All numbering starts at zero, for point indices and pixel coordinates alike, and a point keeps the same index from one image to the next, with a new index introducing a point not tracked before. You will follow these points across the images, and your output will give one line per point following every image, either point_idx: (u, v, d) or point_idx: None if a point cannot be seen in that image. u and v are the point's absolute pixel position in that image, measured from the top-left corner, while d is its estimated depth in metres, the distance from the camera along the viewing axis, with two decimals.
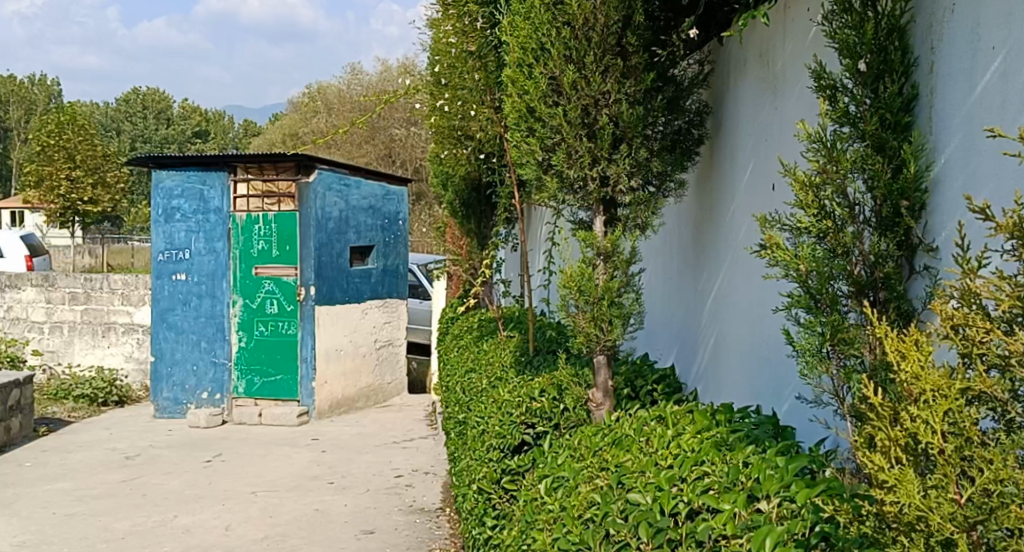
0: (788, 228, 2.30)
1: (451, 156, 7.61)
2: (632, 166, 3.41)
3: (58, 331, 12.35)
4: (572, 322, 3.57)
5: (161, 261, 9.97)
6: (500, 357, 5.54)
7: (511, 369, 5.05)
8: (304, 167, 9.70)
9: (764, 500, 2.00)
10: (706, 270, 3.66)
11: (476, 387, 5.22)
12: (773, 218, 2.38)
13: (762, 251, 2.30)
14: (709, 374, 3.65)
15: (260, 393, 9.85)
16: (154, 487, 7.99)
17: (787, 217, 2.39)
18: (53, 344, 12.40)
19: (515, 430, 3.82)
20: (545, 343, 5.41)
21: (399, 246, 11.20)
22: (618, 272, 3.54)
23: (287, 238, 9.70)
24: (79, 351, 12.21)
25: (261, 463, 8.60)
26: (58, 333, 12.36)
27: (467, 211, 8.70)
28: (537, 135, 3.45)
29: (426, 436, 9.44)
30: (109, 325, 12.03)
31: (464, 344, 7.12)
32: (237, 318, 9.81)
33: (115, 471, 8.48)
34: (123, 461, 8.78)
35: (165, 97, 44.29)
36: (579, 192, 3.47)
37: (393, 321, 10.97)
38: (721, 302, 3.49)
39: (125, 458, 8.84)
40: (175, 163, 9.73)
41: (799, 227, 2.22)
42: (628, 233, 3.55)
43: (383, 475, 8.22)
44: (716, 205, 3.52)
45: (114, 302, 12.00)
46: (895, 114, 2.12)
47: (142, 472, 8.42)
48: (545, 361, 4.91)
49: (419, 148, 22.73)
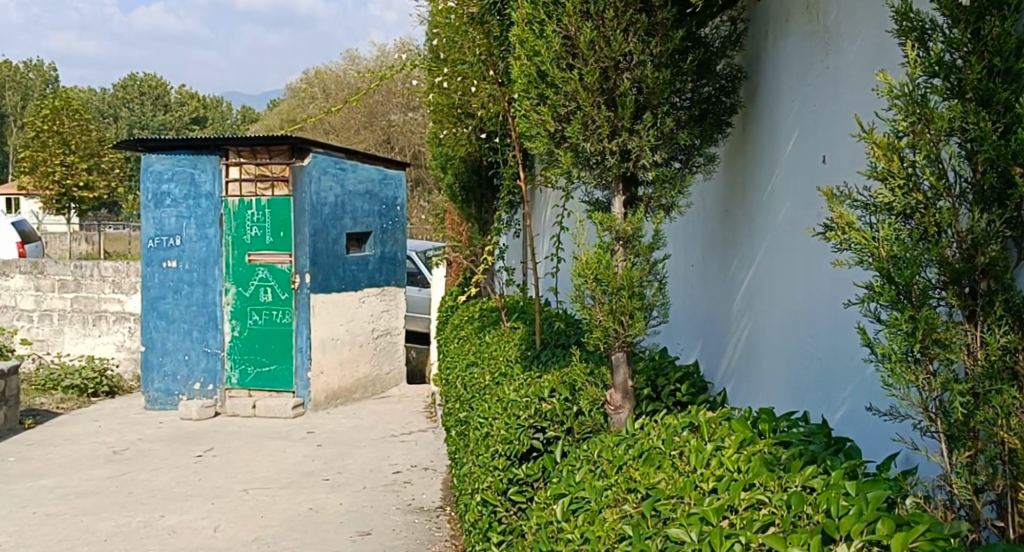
0: (872, 207, 1.96)
1: (451, 136, 7.21)
2: (656, 138, 3.03)
3: (47, 320, 11.95)
4: (588, 316, 3.18)
5: (150, 248, 9.57)
6: (507, 351, 5.13)
7: (517, 364, 4.66)
8: (299, 150, 9.27)
9: (845, 543, 1.62)
10: (737, 256, 3.27)
11: (478, 383, 4.83)
12: (843, 193, 2.02)
13: (837, 235, 1.96)
14: (738, 375, 3.27)
15: (254, 384, 9.48)
16: (141, 484, 7.61)
17: (860, 191, 2.03)
18: (42, 333, 12.00)
19: (521, 434, 3.46)
20: (554, 336, 4.99)
21: (397, 233, 10.77)
22: (639, 259, 3.16)
23: (281, 224, 9.29)
24: (69, 341, 11.82)
25: (253, 458, 8.21)
26: (48, 321, 11.96)
27: (467, 195, 8.33)
28: (549, 103, 3.07)
29: (426, 429, 9.05)
30: (100, 313, 11.62)
31: (466, 335, 6.73)
32: (230, 306, 9.42)
33: (101, 467, 8.10)
34: (110, 455, 8.40)
35: (162, 83, 43.75)
36: (595, 168, 3.09)
37: (391, 310, 10.57)
38: (755, 293, 3.10)
39: (112, 453, 8.46)
40: (164, 147, 9.32)
41: (885, 205, 1.89)
42: (650, 215, 3.16)
43: (380, 471, 7.84)
44: (749, 182, 3.13)
45: (104, 290, 11.60)
46: (1005, 59, 1.75)
47: (130, 467, 8.04)
48: (555, 356, 4.50)
49: (418, 132, 22.27)
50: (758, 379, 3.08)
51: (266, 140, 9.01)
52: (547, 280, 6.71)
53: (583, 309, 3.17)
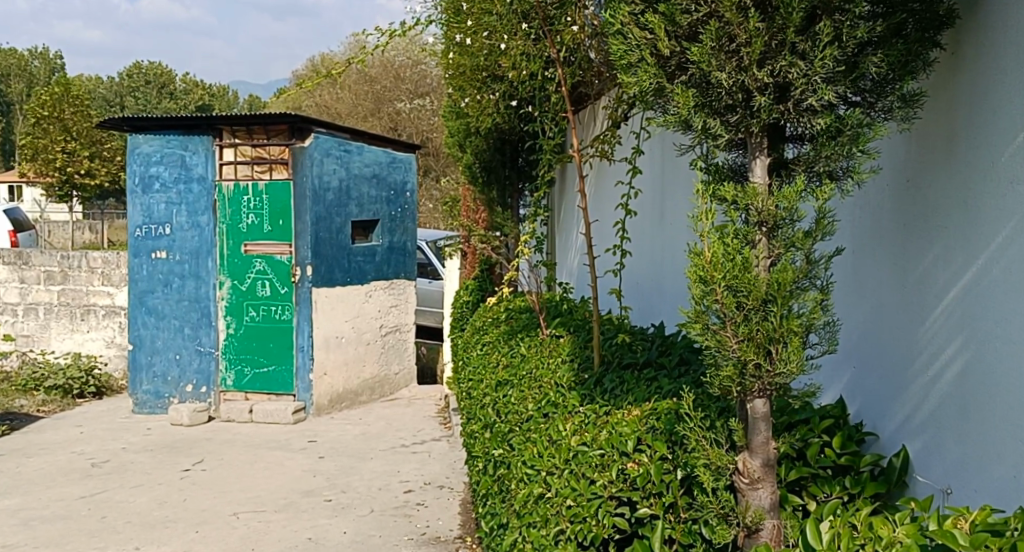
0: None
1: (475, 105, 6.07)
2: (837, 65, 1.92)
3: (32, 313, 10.86)
4: (714, 345, 2.08)
5: (138, 237, 8.49)
6: (556, 373, 3.98)
7: (572, 392, 3.56)
8: (299, 130, 8.14)
9: None
10: (938, 249, 2.14)
11: (520, 413, 3.75)
12: None
13: None
14: (934, 441, 2.16)
15: (251, 386, 8.39)
16: (117, 507, 6.50)
17: None
18: (27, 328, 10.91)
19: (596, 506, 2.43)
20: (617, 352, 3.86)
21: (407, 222, 9.60)
22: (798, 255, 2.07)
23: (280, 211, 8.18)
24: (56, 336, 10.73)
25: (246, 473, 7.11)
26: (33, 316, 10.87)
27: (489, 176, 7.26)
28: (664, 9, 1.98)
29: (440, 438, 7.94)
30: (88, 307, 10.53)
31: (494, 339, 5.64)
32: (225, 301, 8.32)
33: (75, 483, 7.01)
34: (87, 469, 7.31)
35: (167, 70, 42.55)
36: (728, 115, 2.00)
37: (400, 305, 9.45)
38: (990, 304, 1.98)
39: (90, 466, 7.37)
40: (152, 126, 8.23)
41: None
42: (811, 189, 2.05)
43: (389, 491, 6.72)
44: (974, 135, 2.01)
45: (93, 282, 10.50)
46: None
47: (108, 485, 6.95)
48: (628, 384, 3.37)
49: (426, 119, 21.06)
50: (992, 453, 1.97)
51: (263, 118, 7.92)
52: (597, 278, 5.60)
53: (704, 336, 2.08)
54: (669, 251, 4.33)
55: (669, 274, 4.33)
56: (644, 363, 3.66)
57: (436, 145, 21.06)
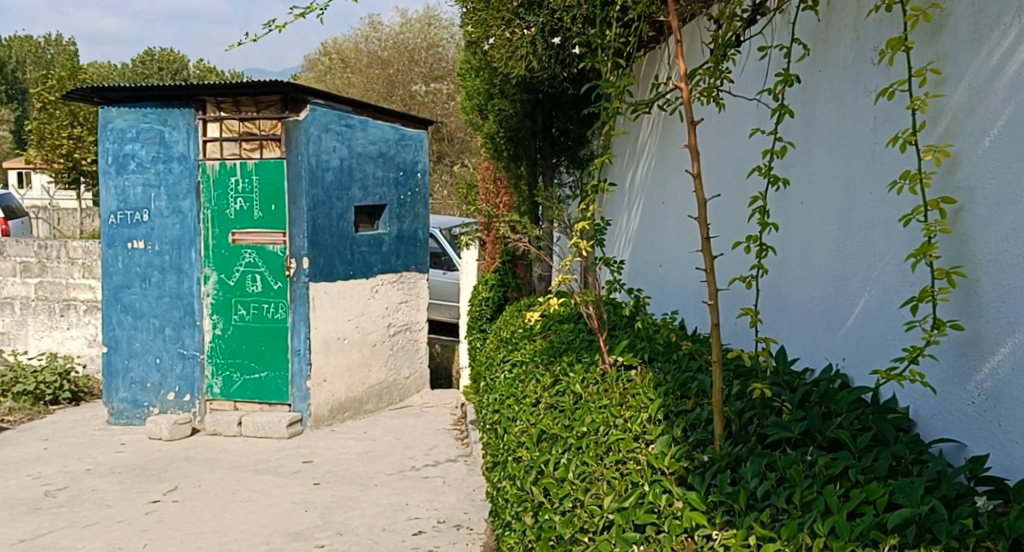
0: None
1: (501, 46, 4.56)
2: None
3: (7, 308, 9.07)
4: None
5: (112, 225, 6.98)
6: (650, 443, 2.49)
7: (702, 487, 2.04)
8: (293, 101, 6.67)
9: None
10: None
11: (614, 505, 2.21)
12: None
13: None
14: None
15: (242, 395, 6.91)
16: None
17: None
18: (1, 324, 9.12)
19: None
20: (746, 414, 2.34)
21: (419, 207, 8.01)
22: None
23: (272, 194, 6.70)
24: (32, 334, 8.95)
25: (226, 508, 5.51)
26: (8, 311, 9.08)
27: (518, 149, 5.80)
28: None
29: (457, 459, 6.40)
30: (69, 302, 8.82)
31: (539, 353, 4.11)
32: (211, 298, 6.83)
33: (17, 521, 5.36)
34: (37, 501, 5.67)
35: (178, 59, 41.12)
36: None
37: (410, 301, 7.93)
38: None
39: (42, 496, 5.74)
40: (124, 97, 6.73)
41: None
42: None
43: (395, 533, 5.12)
44: None
45: (74, 274, 8.80)
46: None
47: (57, 523, 5.30)
48: (803, 481, 1.86)
49: (441, 103, 19.28)
50: None
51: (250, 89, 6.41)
52: (677, 288, 4.05)
53: None
54: (800, 243, 2.83)
55: (804, 279, 2.81)
56: (800, 440, 2.15)
57: (452, 131, 19.38)
